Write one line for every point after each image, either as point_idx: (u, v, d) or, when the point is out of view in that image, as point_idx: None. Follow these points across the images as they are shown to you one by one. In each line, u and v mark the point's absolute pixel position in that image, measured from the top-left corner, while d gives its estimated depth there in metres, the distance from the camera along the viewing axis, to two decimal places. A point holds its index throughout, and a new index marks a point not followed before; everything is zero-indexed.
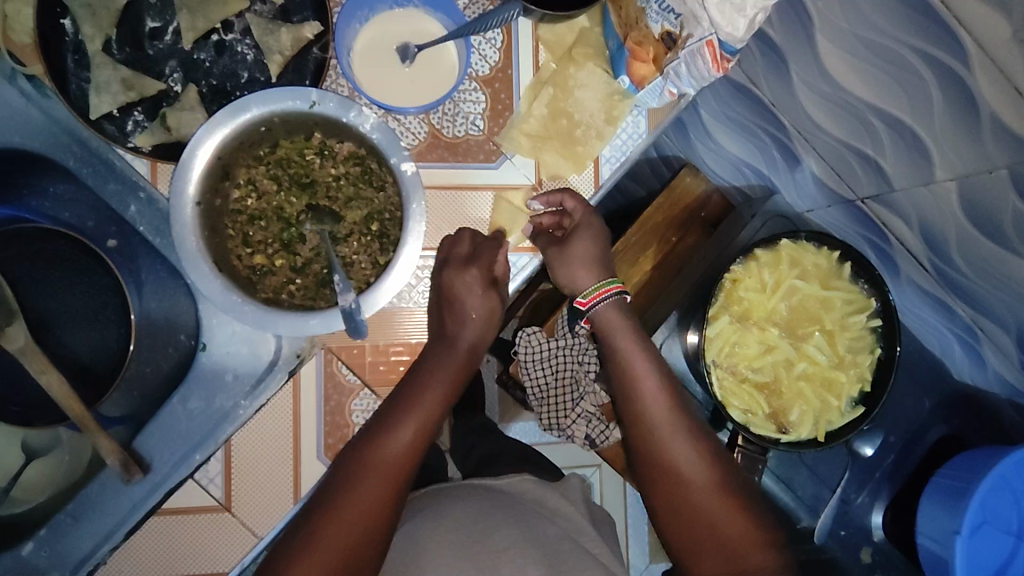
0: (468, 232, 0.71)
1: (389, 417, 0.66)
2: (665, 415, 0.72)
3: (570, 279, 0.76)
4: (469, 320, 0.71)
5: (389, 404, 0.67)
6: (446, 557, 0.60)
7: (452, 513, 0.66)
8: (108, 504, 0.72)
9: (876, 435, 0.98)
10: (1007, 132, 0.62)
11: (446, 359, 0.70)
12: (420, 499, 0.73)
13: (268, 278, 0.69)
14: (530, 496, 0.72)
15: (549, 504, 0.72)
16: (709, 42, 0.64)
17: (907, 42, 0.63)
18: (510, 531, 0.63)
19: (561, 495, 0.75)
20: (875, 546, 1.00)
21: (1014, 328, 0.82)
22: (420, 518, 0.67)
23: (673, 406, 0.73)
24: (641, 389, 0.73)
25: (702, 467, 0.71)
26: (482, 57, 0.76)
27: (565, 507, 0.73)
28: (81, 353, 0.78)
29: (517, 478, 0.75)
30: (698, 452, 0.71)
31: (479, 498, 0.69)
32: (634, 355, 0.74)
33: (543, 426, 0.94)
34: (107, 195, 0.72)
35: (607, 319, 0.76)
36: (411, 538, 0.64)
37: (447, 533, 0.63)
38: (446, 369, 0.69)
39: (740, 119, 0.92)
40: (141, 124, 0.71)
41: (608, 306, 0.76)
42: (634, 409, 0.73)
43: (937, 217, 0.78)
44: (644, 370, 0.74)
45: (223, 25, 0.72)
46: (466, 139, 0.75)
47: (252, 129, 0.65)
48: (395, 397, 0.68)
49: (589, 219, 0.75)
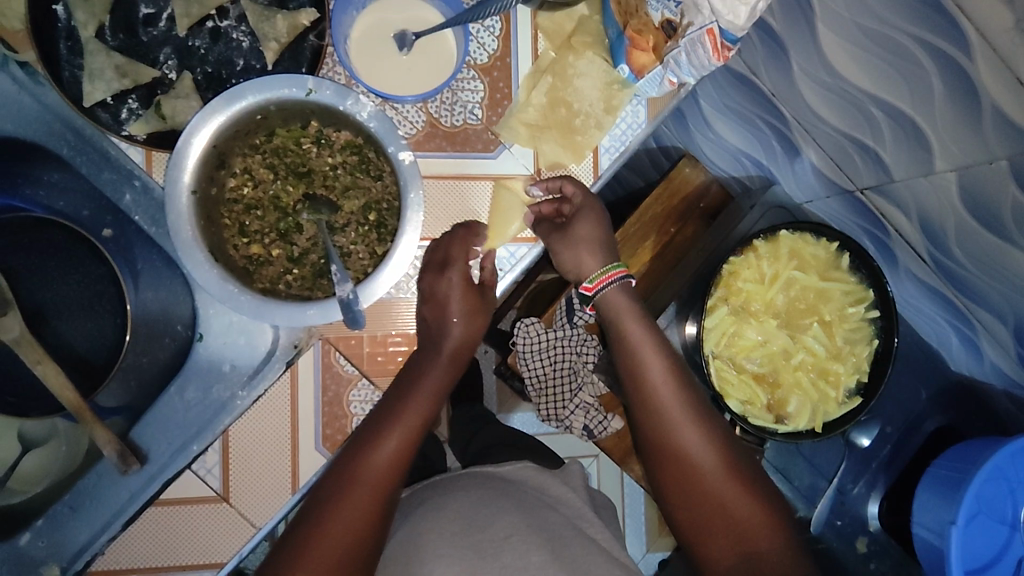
0: (451, 235, 0.71)
1: (388, 414, 0.67)
2: (670, 401, 0.72)
3: (575, 263, 0.77)
4: (453, 323, 0.72)
5: (389, 402, 0.68)
6: (448, 545, 0.60)
7: (454, 505, 0.66)
8: (106, 494, 0.72)
9: (873, 426, 0.99)
10: (1008, 124, 0.62)
11: (439, 359, 0.72)
12: (423, 490, 0.73)
13: (264, 268, 0.69)
14: (532, 483, 0.72)
15: (551, 492, 0.72)
16: (709, 30, 0.63)
17: (910, 32, 0.62)
18: (512, 519, 0.63)
19: (563, 482, 0.75)
20: (871, 536, 1.00)
21: (1011, 320, 0.82)
22: (421, 510, 0.67)
23: (678, 392, 0.72)
24: (642, 376, 0.73)
25: (706, 451, 0.71)
26: (481, 45, 0.75)
27: (567, 494, 0.73)
28: (77, 344, 0.78)
29: (518, 466, 0.75)
30: (703, 438, 0.71)
31: (481, 487, 0.69)
32: (637, 344, 0.74)
33: (541, 417, 0.94)
34: (101, 184, 0.71)
35: (614, 302, 0.77)
36: (413, 531, 0.64)
37: (448, 524, 0.63)
38: (439, 369, 0.71)
39: (741, 109, 0.91)
40: (135, 112, 0.70)
41: (617, 289, 0.77)
42: (641, 396, 0.73)
43: (936, 209, 0.78)
44: (646, 357, 0.73)
45: (218, 11, 0.71)
46: (464, 128, 0.75)
47: (248, 118, 0.65)
48: (394, 395, 0.69)
49: (590, 202, 0.76)
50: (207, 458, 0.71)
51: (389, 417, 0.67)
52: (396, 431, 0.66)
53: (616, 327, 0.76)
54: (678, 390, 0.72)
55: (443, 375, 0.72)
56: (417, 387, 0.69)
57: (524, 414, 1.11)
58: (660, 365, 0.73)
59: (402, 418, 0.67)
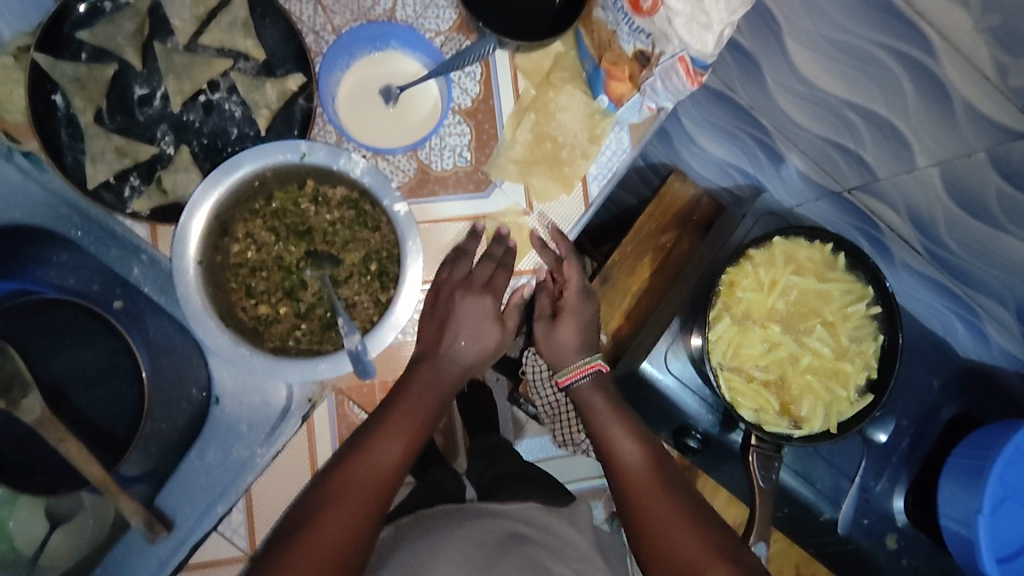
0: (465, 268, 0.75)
1: (378, 429, 0.69)
2: (632, 458, 0.75)
3: (554, 355, 0.79)
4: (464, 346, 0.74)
5: (375, 424, 0.69)
6: (456, 566, 0.62)
7: (455, 538, 0.67)
8: (137, 563, 0.73)
9: (888, 420, 0.95)
10: (984, 120, 0.64)
11: (440, 372, 0.73)
12: (433, 518, 0.75)
13: (273, 327, 0.70)
14: (538, 522, 0.75)
15: (557, 531, 0.75)
16: (680, 58, 0.65)
17: (876, 40, 0.64)
18: (512, 562, 0.64)
19: (569, 522, 0.78)
20: (899, 531, 0.97)
21: (1011, 302, 0.84)
22: (429, 538, 0.69)
23: (633, 440, 0.76)
24: (593, 413, 0.77)
25: (651, 482, 0.73)
26: (464, 90, 0.78)
27: (573, 535, 0.76)
28: (98, 416, 0.80)
29: (524, 505, 0.78)
30: (659, 490, 0.72)
31: (488, 530, 0.70)
32: (590, 396, 0.78)
33: (558, 442, 1.05)
34: (110, 261, 0.74)
35: (586, 393, 0.78)
36: (415, 554, 0.66)
37: (456, 550, 0.65)
38: (431, 391, 0.72)
39: (722, 124, 0.94)
40: (137, 189, 0.72)
41: (587, 384, 0.78)
42: (598, 427, 0.77)
43: (922, 202, 0.79)
44: (588, 396, 0.78)
45: (209, 85, 0.73)
46: (455, 171, 0.77)
47: (247, 185, 0.68)
48: (379, 415, 0.70)
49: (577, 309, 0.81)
50: (233, 518, 0.73)
51: (379, 432, 0.68)
52: (397, 443, 0.68)
53: (584, 404, 0.78)
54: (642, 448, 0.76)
55: (439, 397, 0.73)
56: (410, 412, 0.70)
57: (535, 438, 1.09)
58: (618, 427, 0.76)
59: (392, 441, 0.68)
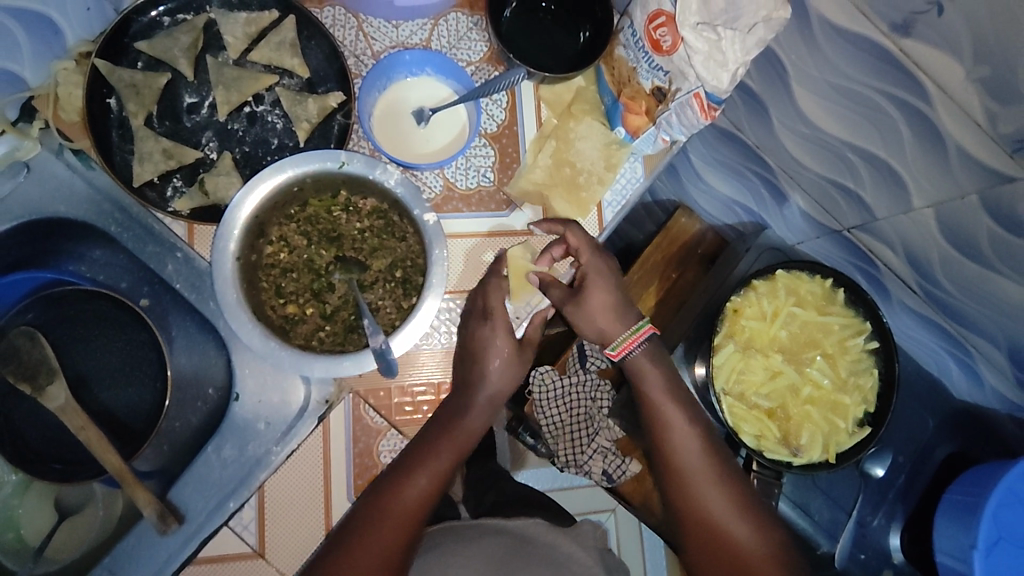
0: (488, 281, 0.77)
1: (415, 467, 0.68)
2: (676, 426, 0.74)
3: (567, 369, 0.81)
4: (487, 379, 0.73)
5: (408, 457, 0.69)
6: None
7: (460, 558, 0.67)
8: (145, 554, 0.74)
9: (885, 454, 1.01)
10: (975, 164, 0.69)
11: (477, 410, 0.72)
12: (435, 535, 0.75)
13: (299, 326, 0.73)
14: (541, 539, 0.75)
15: (562, 549, 0.74)
16: (697, 94, 0.69)
17: (877, 87, 0.70)
18: None
19: (575, 541, 0.77)
20: (895, 569, 0.98)
21: (1003, 344, 0.85)
22: (435, 554, 0.69)
23: (681, 410, 0.75)
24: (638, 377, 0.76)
25: (697, 452, 0.73)
26: (490, 116, 0.84)
27: (578, 553, 0.75)
28: (117, 408, 0.82)
29: (528, 521, 0.78)
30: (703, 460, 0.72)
31: (494, 547, 0.70)
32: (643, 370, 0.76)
33: (560, 465, 0.96)
34: (145, 257, 0.77)
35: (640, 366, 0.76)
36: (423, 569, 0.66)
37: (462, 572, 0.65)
38: (463, 424, 0.72)
39: (728, 161, 1.00)
40: (179, 190, 0.76)
41: (641, 354, 0.76)
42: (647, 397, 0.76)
43: (919, 242, 0.83)
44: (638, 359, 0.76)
45: (255, 97, 0.79)
46: (478, 189, 0.82)
47: (287, 189, 0.71)
48: (413, 451, 0.70)
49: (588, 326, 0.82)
50: (244, 514, 0.73)
51: (417, 459, 0.69)
52: (429, 466, 0.68)
53: (633, 367, 0.77)
54: (695, 438, 0.73)
55: (474, 426, 0.72)
56: (443, 446, 0.70)
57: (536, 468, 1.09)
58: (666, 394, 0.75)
59: (424, 467, 0.68)
